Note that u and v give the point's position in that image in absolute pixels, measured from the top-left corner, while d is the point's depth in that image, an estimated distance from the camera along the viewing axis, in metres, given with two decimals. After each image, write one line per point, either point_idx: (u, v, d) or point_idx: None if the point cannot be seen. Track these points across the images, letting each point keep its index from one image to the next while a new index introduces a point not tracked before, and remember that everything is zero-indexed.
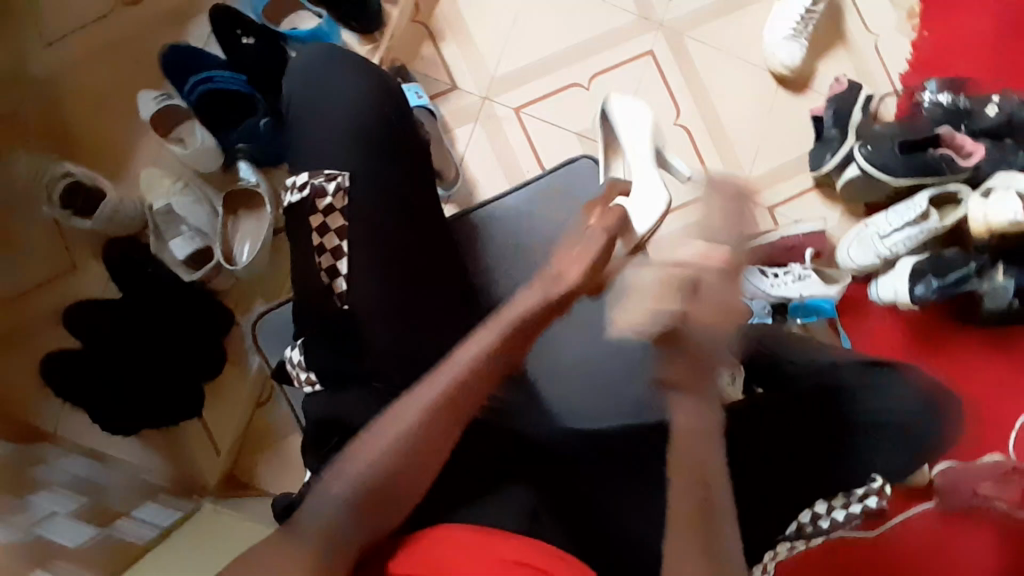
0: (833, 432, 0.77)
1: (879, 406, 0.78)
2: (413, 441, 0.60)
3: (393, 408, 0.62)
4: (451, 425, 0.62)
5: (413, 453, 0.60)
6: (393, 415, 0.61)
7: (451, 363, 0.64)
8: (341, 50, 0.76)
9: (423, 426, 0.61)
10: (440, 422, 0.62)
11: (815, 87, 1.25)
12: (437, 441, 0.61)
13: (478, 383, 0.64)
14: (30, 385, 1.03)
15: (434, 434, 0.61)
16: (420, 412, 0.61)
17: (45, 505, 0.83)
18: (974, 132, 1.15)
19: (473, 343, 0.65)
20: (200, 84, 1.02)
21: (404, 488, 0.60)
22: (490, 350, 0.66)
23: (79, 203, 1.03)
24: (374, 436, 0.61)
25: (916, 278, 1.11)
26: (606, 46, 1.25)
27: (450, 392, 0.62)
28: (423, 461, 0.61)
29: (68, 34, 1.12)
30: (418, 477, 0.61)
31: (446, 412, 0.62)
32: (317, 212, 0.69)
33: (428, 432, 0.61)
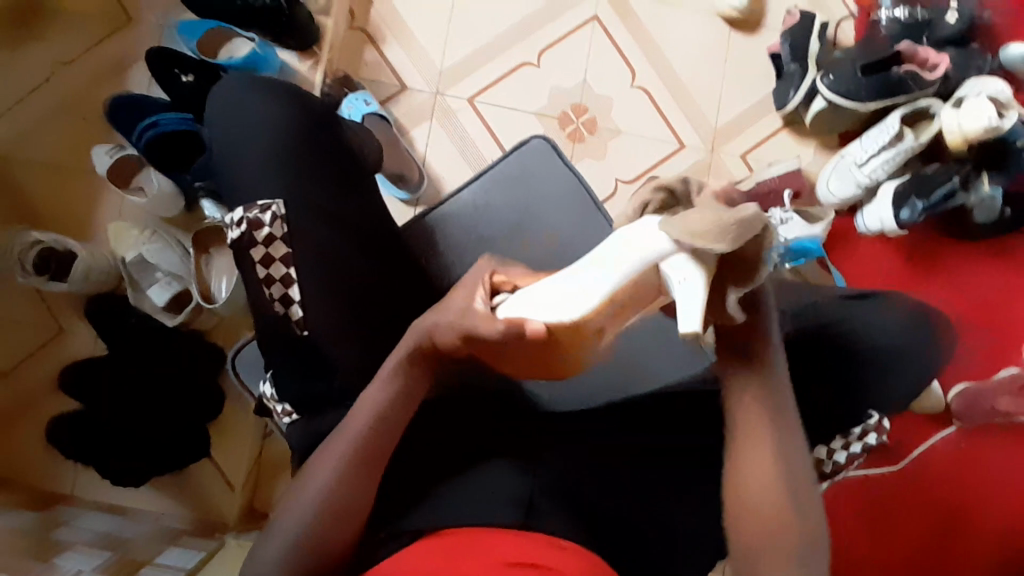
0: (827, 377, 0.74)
1: (870, 338, 0.75)
2: (343, 482, 0.58)
3: (323, 448, 0.60)
4: (375, 467, 0.59)
5: (345, 492, 0.58)
6: (324, 456, 0.59)
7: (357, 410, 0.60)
8: (258, 77, 0.75)
9: (343, 473, 0.58)
10: (367, 460, 0.58)
11: (768, 24, 1.22)
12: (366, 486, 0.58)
13: (395, 425, 0.60)
14: (43, 453, 1.07)
15: (359, 481, 0.58)
16: (342, 453, 0.58)
17: (71, 564, 0.81)
18: (936, 42, 1.12)
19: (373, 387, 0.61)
20: (147, 131, 1.01)
21: (344, 526, 0.58)
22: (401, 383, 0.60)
23: (54, 267, 1.04)
24: (309, 475, 0.59)
25: (900, 202, 1.07)
26: (550, 18, 1.22)
27: (369, 431, 0.59)
28: (359, 499, 0.58)
29: (12, 106, 1.13)
30: (358, 515, 0.58)
31: (369, 458, 0.59)
32: (257, 244, 0.68)
33: (352, 472, 0.58)
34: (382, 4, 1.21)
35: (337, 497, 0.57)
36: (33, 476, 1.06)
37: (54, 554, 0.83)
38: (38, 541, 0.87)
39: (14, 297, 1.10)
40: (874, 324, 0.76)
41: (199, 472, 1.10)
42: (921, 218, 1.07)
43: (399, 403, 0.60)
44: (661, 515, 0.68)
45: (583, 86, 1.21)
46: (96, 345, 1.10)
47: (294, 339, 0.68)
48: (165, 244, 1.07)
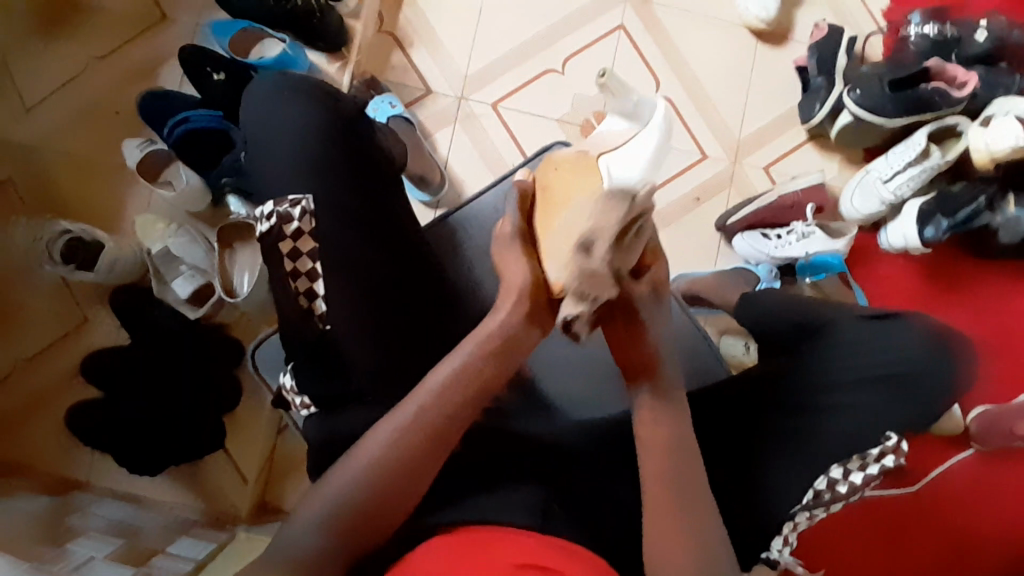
0: (850, 396, 0.73)
1: (899, 351, 0.74)
2: (379, 474, 0.58)
3: (370, 433, 0.59)
4: (426, 460, 0.59)
5: (391, 476, 0.58)
6: (372, 438, 0.59)
7: (422, 391, 0.60)
8: (296, 76, 0.77)
9: (384, 463, 0.58)
10: (424, 444, 0.58)
11: (795, 37, 1.21)
12: (406, 481, 0.58)
13: (455, 419, 0.59)
14: (62, 439, 1.09)
15: (401, 473, 0.58)
16: (395, 437, 0.58)
17: (83, 551, 0.82)
18: (964, 60, 1.11)
19: (441, 369, 0.60)
20: (177, 126, 1.04)
21: (386, 511, 0.58)
22: (461, 374, 0.60)
23: (80, 257, 1.06)
24: (352, 459, 0.59)
25: (925, 220, 1.06)
26: (576, 26, 1.23)
27: (422, 419, 0.59)
28: (404, 484, 0.58)
29: (46, 98, 1.16)
30: (401, 501, 0.59)
31: (415, 448, 0.58)
32: (286, 238, 0.68)
33: (399, 462, 0.58)
34: (411, 8, 1.22)
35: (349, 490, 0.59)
36: (51, 460, 1.08)
37: (67, 541, 0.85)
38: (53, 526, 0.88)
39: (40, 285, 1.12)
40: (907, 343, 0.75)
41: (214, 465, 1.11)
42: (946, 237, 1.06)
43: (455, 390, 0.60)
44: None
45: (606, 94, 1.21)
46: (117, 334, 1.12)
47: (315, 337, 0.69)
48: (189, 237, 1.08)
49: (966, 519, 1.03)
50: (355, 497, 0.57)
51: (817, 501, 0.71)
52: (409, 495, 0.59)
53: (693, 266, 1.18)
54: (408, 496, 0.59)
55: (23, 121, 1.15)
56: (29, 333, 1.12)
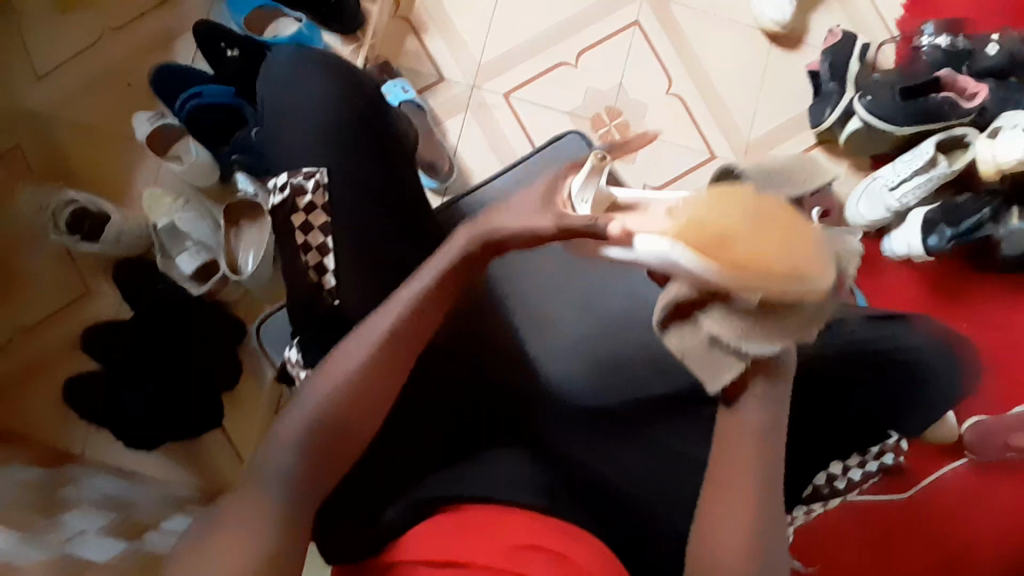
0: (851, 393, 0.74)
1: (903, 351, 0.75)
2: (333, 419, 0.58)
3: (344, 343, 0.60)
4: (372, 407, 0.59)
5: (362, 389, 0.59)
6: (345, 349, 0.60)
7: (365, 334, 0.60)
8: (314, 49, 0.77)
9: (332, 411, 0.58)
10: (393, 353, 0.60)
11: (809, 42, 1.22)
12: (348, 435, 0.58)
13: (393, 363, 0.60)
14: (59, 409, 1.08)
15: (346, 422, 0.58)
16: (367, 346, 0.59)
17: (76, 524, 0.83)
18: (976, 72, 1.12)
19: (381, 314, 0.61)
20: (189, 100, 1.04)
21: (357, 425, 0.59)
22: (404, 318, 0.60)
23: (86, 227, 1.05)
24: (324, 370, 0.59)
25: (928, 229, 1.07)
26: (591, 21, 1.23)
27: (368, 364, 0.59)
28: (374, 398, 0.59)
29: (58, 66, 1.15)
30: (369, 414, 0.59)
31: (360, 396, 0.58)
32: (298, 212, 0.69)
33: (343, 408, 0.58)
34: None
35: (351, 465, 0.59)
36: (47, 430, 1.08)
37: (61, 511, 0.85)
38: (48, 497, 0.88)
39: (43, 254, 1.12)
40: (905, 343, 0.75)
41: (210, 442, 1.11)
42: (949, 246, 1.07)
43: (426, 305, 0.61)
44: (667, 518, 0.68)
45: (618, 90, 1.22)
46: (118, 306, 1.12)
47: (323, 313, 0.69)
48: (196, 213, 1.08)
49: (960, 524, 1.04)
50: (327, 410, 0.57)
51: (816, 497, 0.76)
52: (377, 408, 0.60)
53: None
54: (349, 449, 0.59)
55: (33, 89, 1.15)
56: (29, 301, 1.11)
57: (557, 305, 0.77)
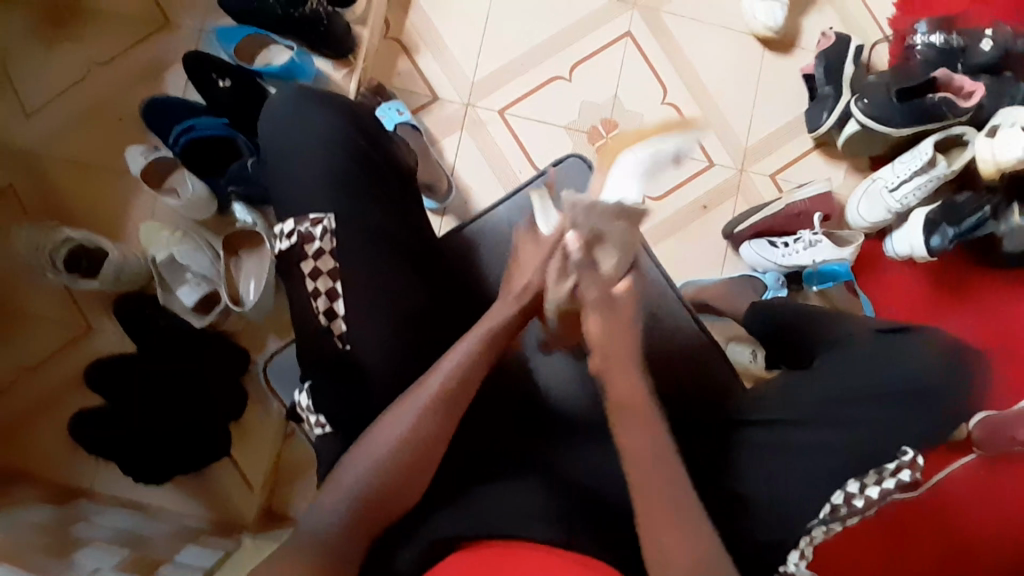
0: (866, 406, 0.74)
1: (917, 364, 0.75)
2: (384, 478, 0.60)
3: (391, 410, 0.63)
4: (423, 470, 0.61)
5: (412, 454, 0.61)
6: (394, 415, 0.62)
7: (420, 394, 0.63)
8: (311, 88, 0.76)
9: (384, 472, 0.60)
10: (443, 419, 0.62)
11: (802, 45, 1.22)
12: (396, 496, 0.60)
13: (447, 425, 0.63)
14: (65, 446, 1.08)
15: (396, 484, 0.60)
16: (416, 413, 0.62)
17: (90, 562, 0.81)
18: (970, 68, 1.11)
19: (439, 372, 0.64)
20: (183, 135, 1.03)
21: (407, 491, 0.60)
22: (457, 379, 0.64)
23: (84, 265, 1.05)
24: (371, 436, 0.62)
25: (930, 230, 1.06)
26: (583, 33, 1.22)
27: (422, 426, 0.62)
28: (423, 460, 0.61)
29: (48, 102, 1.14)
30: (420, 478, 0.61)
31: (416, 458, 0.61)
32: (307, 258, 0.69)
33: (397, 470, 0.60)
34: (418, 13, 1.22)
35: (366, 503, 0.59)
36: (54, 469, 1.07)
37: (73, 551, 0.84)
38: (60, 536, 0.87)
39: (43, 292, 1.11)
40: (918, 359, 0.76)
41: (220, 473, 1.10)
42: (951, 245, 1.06)
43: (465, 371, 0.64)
44: None
45: (614, 101, 1.21)
46: (120, 341, 1.11)
47: (331, 352, 0.68)
48: (196, 245, 1.07)
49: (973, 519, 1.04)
50: (378, 471, 0.60)
51: (833, 515, 0.70)
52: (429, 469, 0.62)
53: (700, 273, 1.18)
54: (395, 508, 0.60)
55: (25, 126, 1.14)
56: (30, 340, 1.10)
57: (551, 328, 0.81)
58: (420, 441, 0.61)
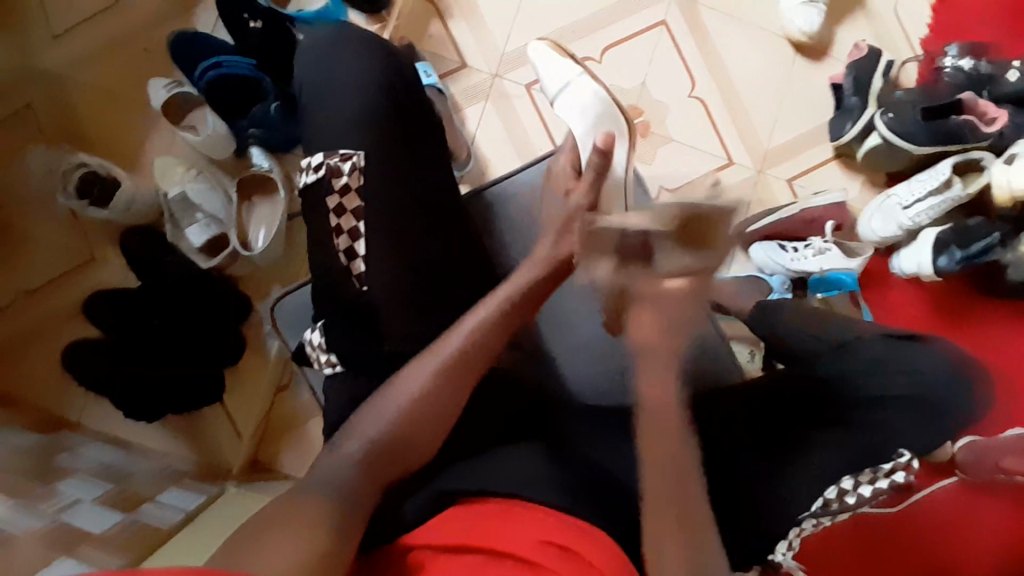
0: (859, 414, 0.77)
1: (919, 373, 0.77)
2: (388, 438, 0.61)
3: (397, 380, 0.65)
4: (429, 435, 0.63)
5: (418, 417, 0.62)
6: (400, 380, 0.64)
7: (425, 362, 0.65)
8: (350, 31, 0.76)
9: (389, 435, 0.61)
10: (449, 382, 0.64)
11: (834, 55, 1.22)
12: (400, 458, 0.61)
13: (452, 397, 0.64)
14: (58, 375, 1.07)
15: (400, 449, 0.61)
16: (424, 380, 0.64)
17: (71, 492, 0.81)
18: (996, 97, 1.12)
19: (446, 344, 0.66)
20: (210, 70, 1.01)
21: (416, 447, 0.62)
22: (463, 347, 0.66)
23: (96, 192, 1.04)
24: (379, 403, 0.63)
25: (939, 249, 1.07)
26: (617, 19, 1.22)
27: (423, 398, 0.63)
28: (430, 423, 0.63)
29: (74, 26, 1.13)
30: (428, 437, 0.63)
31: (423, 425, 0.62)
32: (334, 192, 0.70)
33: (401, 435, 0.62)
34: None
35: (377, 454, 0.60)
36: (45, 395, 1.06)
37: (56, 480, 0.83)
38: (43, 462, 0.86)
39: (49, 216, 1.10)
40: (918, 367, 0.78)
41: (213, 417, 1.10)
42: (958, 268, 1.07)
43: (473, 338, 0.66)
44: None
45: (642, 89, 1.21)
46: (125, 276, 1.10)
47: (351, 295, 0.70)
48: (208, 185, 1.07)
49: None
50: (388, 433, 0.61)
51: (824, 510, 0.73)
52: (432, 435, 0.63)
53: None
54: (401, 469, 0.62)
55: (48, 47, 1.12)
56: (33, 263, 1.09)
57: (574, 309, 0.83)
58: (425, 404, 0.63)
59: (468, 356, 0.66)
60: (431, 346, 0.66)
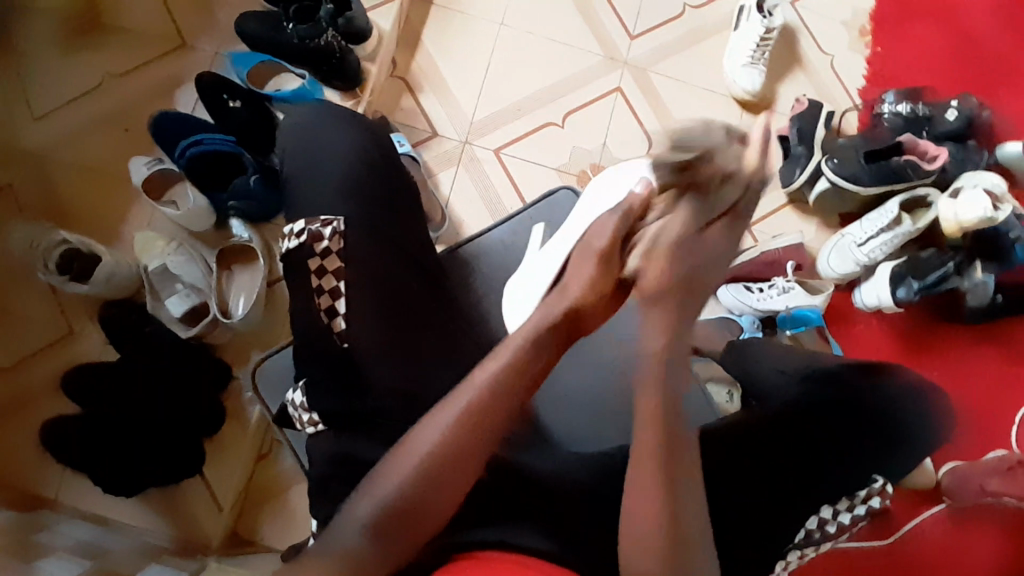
0: (842, 444, 0.78)
1: (886, 400, 0.80)
2: (415, 483, 0.58)
3: (425, 418, 0.62)
4: (460, 474, 0.61)
5: (436, 458, 0.59)
6: (419, 426, 0.62)
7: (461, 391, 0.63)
8: (328, 106, 0.82)
9: (418, 480, 0.58)
10: (478, 421, 0.62)
11: (778, 109, 1.32)
12: (429, 504, 0.59)
13: (481, 438, 0.62)
14: (31, 454, 1.04)
15: (431, 490, 0.59)
16: (453, 417, 0.61)
17: (51, 569, 0.78)
18: (935, 136, 1.21)
19: (471, 383, 0.64)
20: (191, 147, 1.07)
21: (433, 490, 0.59)
22: (498, 376, 0.64)
23: (77, 267, 1.05)
24: (406, 445, 0.61)
25: (897, 282, 1.13)
26: (577, 86, 1.31)
27: (451, 439, 0.60)
28: (460, 464, 0.60)
29: (57, 110, 1.18)
30: (448, 481, 0.60)
31: (457, 466, 0.60)
32: (315, 255, 0.73)
33: (429, 480, 0.59)
34: (423, 55, 1.30)
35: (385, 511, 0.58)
36: (16, 475, 1.03)
37: (33, 557, 0.80)
38: (19, 540, 0.83)
39: (28, 294, 1.11)
40: (883, 394, 0.81)
41: (192, 492, 1.07)
42: (916, 298, 1.13)
43: (510, 372, 0.65)
44: None
45: (603, 148, 1.29)
46: (105, 349, 1.10)
47: (332, 350, 0.72)
48: (190, 257, 1.09)
49: None
50: (418, 464, 0.59)
51: (807, 540, 0.78)
52: (462, 477, 0.61)
53: None
54: (427, 524, 0.60)
55: (30, 132, 1.17)
56: (10, 341, 1.09)
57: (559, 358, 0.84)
58: (454, 447, 0.60)
59: (497, 389, 0.64)
60: (455, 388, 0.64)
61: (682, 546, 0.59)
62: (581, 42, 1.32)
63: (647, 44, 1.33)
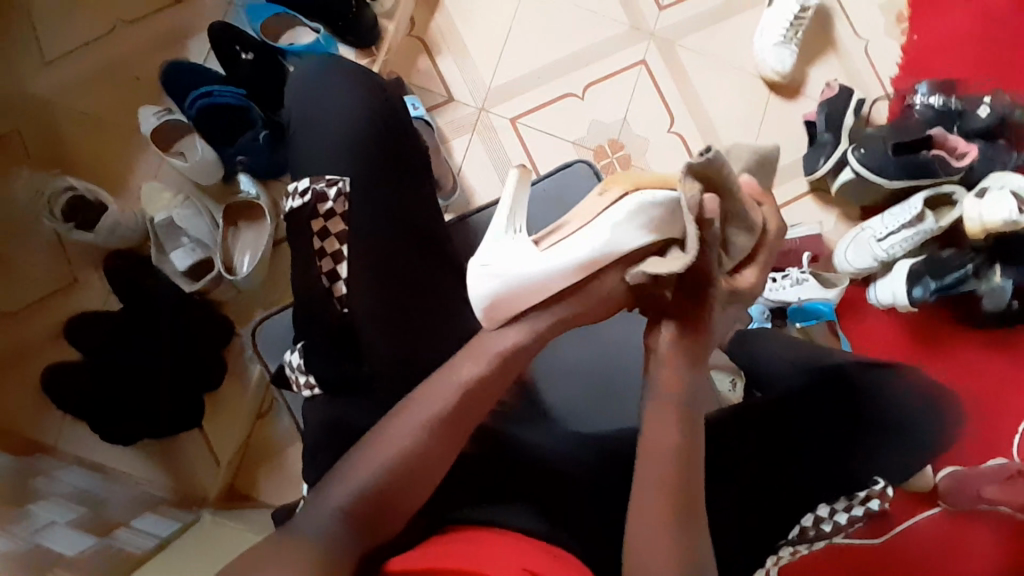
0: (842, 447, 0.77)
1: (893, 403, 0.78)
2: (385, 477, 0.59)
3: (402, 413, 0.62)
4: (429, 475, 0.61)
5: (419, 461, 0.60)
6: (393, 428, 0.61)
7: (439, 391, 0.62)
8: (338, 60, 0.79)
9: (389, 474, 0.59)
10: (452, 423, 0.61)
11: (807, 93, 1.27)
12: (399, 496, 0.59)
13: (452, 441, 0.62)
14: (34, 399, 1.05)
15: (402, 487, 0.59)
16: (426, 418, 0.61)
17: (46, 514, 0.79)
18: (966, 131, 1.17)
19: (451, 383, 0.62)
20: (200, 99, 1.04)
21: (417, 491, 0.60)
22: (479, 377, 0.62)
23: (80, 217, 1.05)
24: (382, 438, 0.61)
25: (914, 280, 1.10)
26: (599, 57, 1.26)
27: (424, 441, 0.60)
28: (431, 465, 0.61)
29: (68, 54, 1.15)
30: (428, 483, 0.61)
31: (426, 465, 0.60)
32: (318, 216, 0.72)
33: (400, 478, 0.59)
34: (442, 15, 1.25)
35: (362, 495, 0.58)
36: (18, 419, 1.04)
37: (30, 501, 0.81)
38: (17, 484, 0.84)
39: (34, 240, 1.10)
40: (890, 400, 0.78)
41: (190, 445, 1.09)
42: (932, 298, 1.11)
43: (496, 372, 0.63)
44: None
45: (623, 124, 1.25)
46: (108, 300, 1.10)
47: (332, 316, 0.71)
48: (196, 211, 1.07)
49: None
50: (390, 459, 0.59)
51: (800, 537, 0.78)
52: (435, 474, 0.61)
53: None
54: (398, 516, 0.60)
55: (41, 74, 1.15)
56: (17, 286, 1.09)
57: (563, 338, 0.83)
58: (428, 448, 0.60)
59: (478, 391, 0.63)
60: (429, 386, 0.63)
61: (672, 537, 0.59)
62: (606, 10, 1.27)
63: (674, 17, 1.28)
